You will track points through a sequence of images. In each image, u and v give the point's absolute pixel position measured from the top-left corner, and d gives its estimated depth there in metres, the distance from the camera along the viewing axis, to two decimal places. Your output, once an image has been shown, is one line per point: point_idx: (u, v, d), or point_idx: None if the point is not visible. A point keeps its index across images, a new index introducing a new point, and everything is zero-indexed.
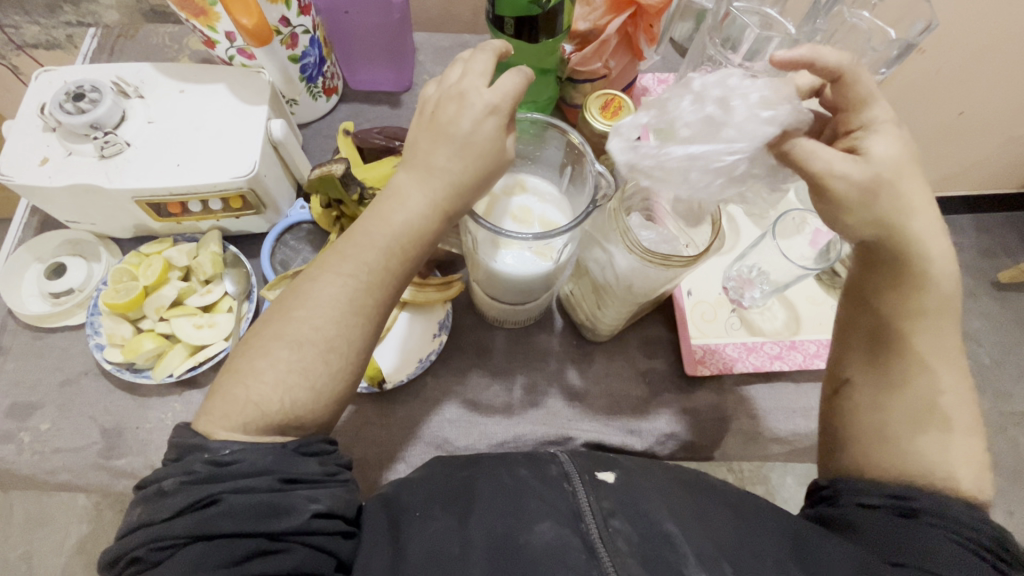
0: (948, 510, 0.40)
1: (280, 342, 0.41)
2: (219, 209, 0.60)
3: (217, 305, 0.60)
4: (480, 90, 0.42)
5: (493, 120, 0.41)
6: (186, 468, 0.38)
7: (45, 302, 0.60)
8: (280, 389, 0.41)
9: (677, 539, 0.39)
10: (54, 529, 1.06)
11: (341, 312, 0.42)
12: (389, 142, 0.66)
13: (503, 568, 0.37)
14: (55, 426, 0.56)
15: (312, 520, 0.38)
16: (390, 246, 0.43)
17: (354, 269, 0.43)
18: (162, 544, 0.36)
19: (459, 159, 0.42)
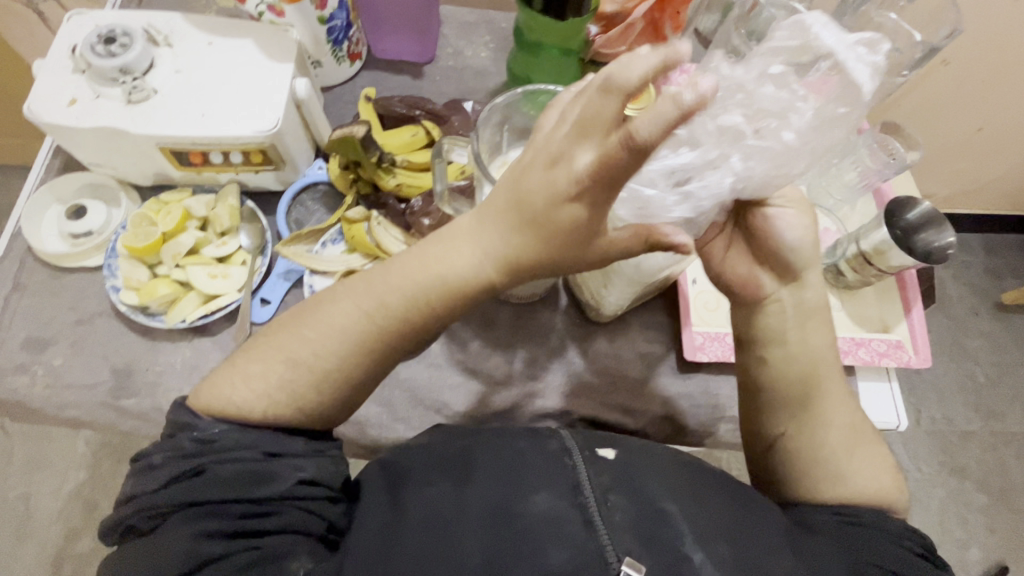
0: (886, 523, 0.45)
1: (279, 356, 0.44)
2: (239, 162, 0.60)
3: (232, 257, 0.61)
4: (576, 159, 0.35)
5: (572, 205, 0.36)
6: (175, 445, 0.41)
7: (64, 243, 0.62)
8: (263, 401, 0.43)
9: (675, 518, 0.40)
10: (54, 473, 1.13)
11: (343, 348, 0.44)
12: (409, 111, 0.67)
13: (499, 537, 0.40)
14: (68, 362, 0.58)
15: (296, 486, 0.42)
16: (421, 287, 0.43)
17: (366, 305, 0.44)
18: (154, 512, 0.39)
19: (526, 237, 0.39)
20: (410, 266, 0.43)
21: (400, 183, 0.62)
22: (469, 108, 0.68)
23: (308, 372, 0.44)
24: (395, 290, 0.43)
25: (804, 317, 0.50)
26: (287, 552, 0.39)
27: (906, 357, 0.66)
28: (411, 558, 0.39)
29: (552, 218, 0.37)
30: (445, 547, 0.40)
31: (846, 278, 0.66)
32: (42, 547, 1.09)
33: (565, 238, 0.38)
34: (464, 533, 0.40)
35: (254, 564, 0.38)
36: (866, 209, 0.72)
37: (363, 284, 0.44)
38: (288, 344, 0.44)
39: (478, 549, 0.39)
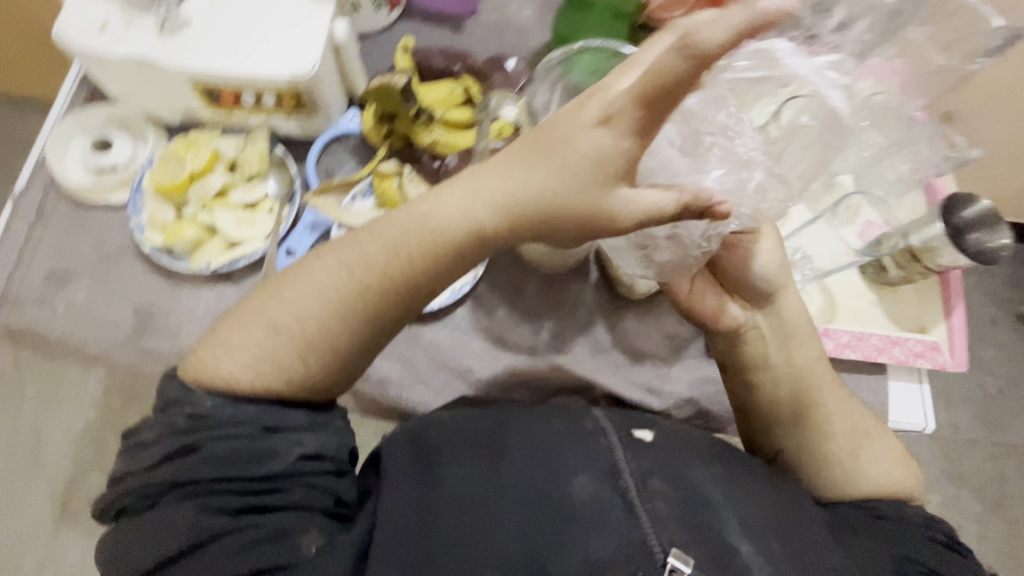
0: (906, 514, 0.47)
1: (260, 324, 0.43)
2: (272, 105, 0.58)
3: (259, 203, 0.59)
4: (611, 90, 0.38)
5: (607, 131, 0.39)
6: (168, 420, 0.41)
7: (89, 176, 0.60)
8: (249, 372, 0.42)
9: (717, 505, 0.43)
10: (63, 410, 1.14)
11: (325, 310, 0.42)
12: (449, 65, 0.64)
13: (542, 518, 0.42)
14: (91, 298, 0.57)
15: (297, 461, 0.41)
16: (421, 238, 0.42)
17: (352, 260, 0.43)
18: (152, 490, 0.39)
19: (556, 176, 0.40)
20: (405, 217, 0.43)
21: (436, 139, 0.60)
22: (511, 65, 0.64)
23: (290, 339, 0.42)
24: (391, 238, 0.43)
25: (785, 337, 0.55)
26: (295, 527, 0.39)
27: (941, 359, 0.64)
28: (460, 536, 0.41)
29: (575, 145, 0.39)
30: (488, 528, 0.41)
31: (889, 273, 0.64)
32: (53, 477, 1.12)
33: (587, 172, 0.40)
34: (506, 515, 0.42)
35: (261, 539, 0.38)
36: (913, 206, 0.68)
37: (354, 239, 0.44)
38: (270, 313, 0.43)
39: (521, 533, 0.41)
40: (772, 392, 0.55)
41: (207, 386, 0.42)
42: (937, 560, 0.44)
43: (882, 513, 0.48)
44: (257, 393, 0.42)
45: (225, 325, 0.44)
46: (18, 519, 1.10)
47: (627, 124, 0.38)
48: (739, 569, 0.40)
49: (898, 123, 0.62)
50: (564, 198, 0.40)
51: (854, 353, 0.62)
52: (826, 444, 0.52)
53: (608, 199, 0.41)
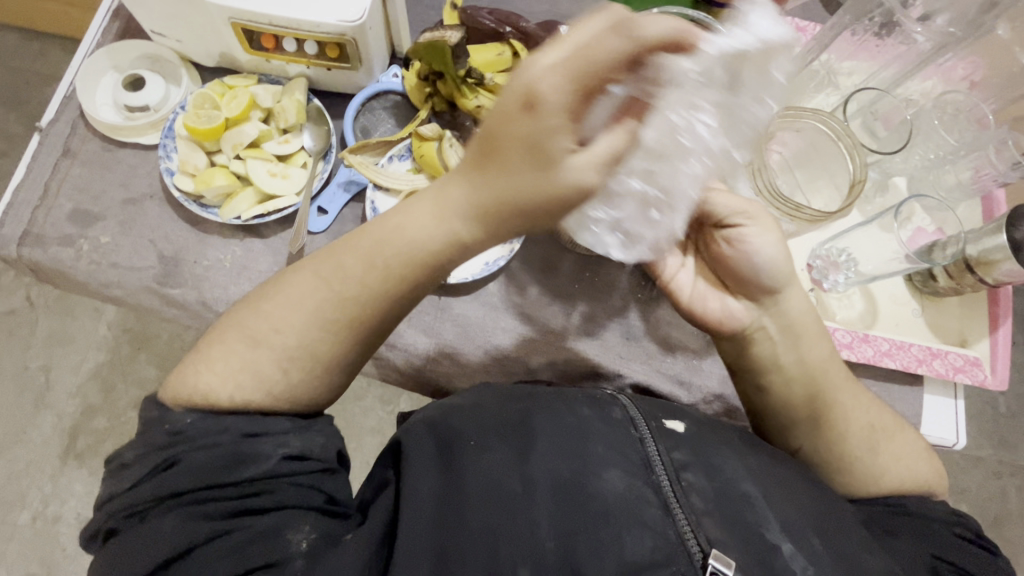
0: (930, 509, 0.47)
1: (239, 336, 0.43)
2: (313, 54, 0.55)
3: (293, 157, 0.57)
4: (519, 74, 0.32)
5: (528, 116, 0.32)
6: (149, 440, 0.41)
7: (118, 114, 0.58)
8: (230, 384, 0.42)
9: (757, 502, 0.42)
10: (74, 350, 1.14)
11: (304, 321, 0.43)
12: (498, 27, 0.59)
13: (571, 514, 0.41)
14: (115, 241, 0.55)
15: (282, 462, 0.42)
16: (385, 250, 0.41)
17: (326, 273, 0.42)
18: (136, 508, 0.39)
19: (507, 181, 0.35)
20: (372, 233, 0.42)
21: (480, 105, 0.56)
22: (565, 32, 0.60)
23: (272, 350, 0.43)
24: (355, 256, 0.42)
25: (803, 340, 0.51)
26: (283, 525, 0.40)
27: (982, 375, 0.61)
28: (483, 534, 0.40)
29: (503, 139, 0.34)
30: (517, 521, 0.41)
31: (937, 282, 0.61)
32: (59, 419, 1.12)
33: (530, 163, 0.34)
34: (535, 507, 0.41)
35: (252, 539, 0.38)
36: (969, 213, 0.63)
37: (321, 258, 0.43)
38: (251, 325, 0.43)
39: (550, 530, 0.40)
40: (785, 394, 0.51)
41: (189, 404, 0.42)
42: (968, 557, 0.44)
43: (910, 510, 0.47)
44: (236, 405, 0.43)
45: (207, 340, 0.44)
46: (21, 457, 1.10)
47: (561, 105, 0.31)
48: (782, 568, 0.39)
49: (968, 125, 0.61)
50: (514, 187, 0.35)
51: (894, 363, 0.60)
52: (859, 453, 0.49)
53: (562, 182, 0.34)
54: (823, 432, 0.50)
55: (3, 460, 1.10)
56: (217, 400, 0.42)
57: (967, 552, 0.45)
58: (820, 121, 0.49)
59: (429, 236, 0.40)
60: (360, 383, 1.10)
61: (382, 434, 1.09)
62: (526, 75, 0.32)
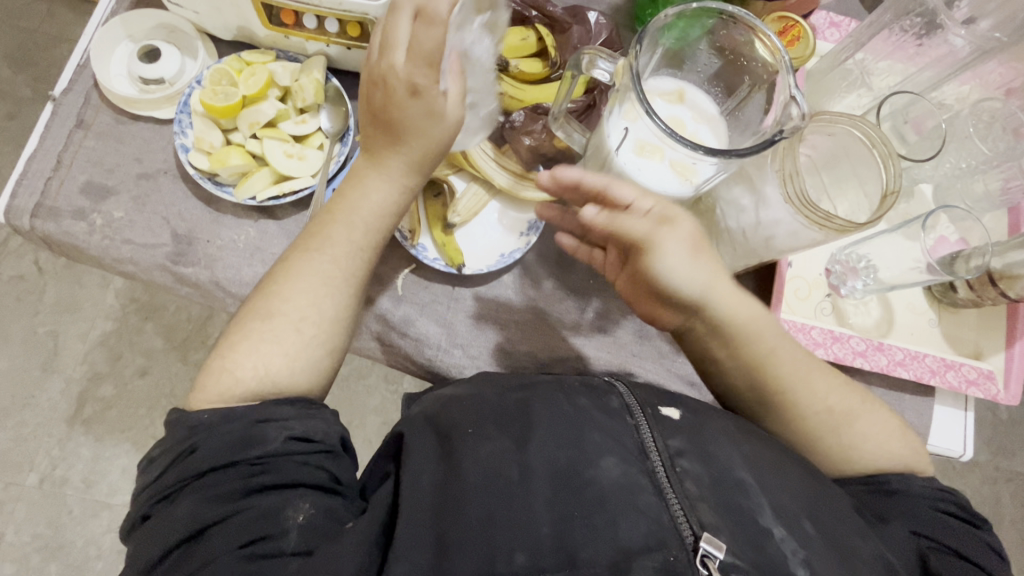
0: (912, 487, 0.47)
1: (254, 317, 0.46)
2: (333, 31, 0.54)
3: (309, 138, 0.56)
4: (396, 69, 0.44)
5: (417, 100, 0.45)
6: (172, 432, 0.43)
7: (133, 87, 0.57)
8: (253, 356, 0.45)
9: (752, 489, 0.41)
10: (82, 318, 1.15)
11: (314, 283, 0.47)
12: (523, 9, 0.58)
13: (567, 499, 0.40)
14: (128, 217, 0.55)
15: (288, 443, 0.42)
16: (346, 219, 0.48)
17: (312, 244, 0.48)
18: (160, 494, 0.41)
19: (421, 138, 0.47)
20: (337, 210, 0.49)
21: (504, 92, 0.57)
22: (593, 20, 0.59)
23: (284, 322, 0.46)
24: (321, 228, 0.48)
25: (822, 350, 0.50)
26: (281, 506, 0.40)
27: (995, 389, 0.60)
28: (478, 519, 0.40)
29: (403, 112, 0.45)
30: (514, 508, 0.40)
31: (957, 293, 0.61)
32: (66, 384, 1.13)
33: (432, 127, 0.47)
34: (531, 493, 0.41)
35: (255, 517, 0.39)
36: (994, 225, 0.62)
37: (300, 242, 0.49)
38: (262, 307, 0.46)
39: (546, 516, 0.40)
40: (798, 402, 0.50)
41: (219, 397, 0.44)
42: (950, 533, 0.45)
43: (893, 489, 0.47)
44: (257, 376, 0.44)
45: (229, 330, 0.47)
46: (28, 420, 1.11)
47: (432, 82, 0.45)
48: (777, 554, 0.38)
49: (1004, 134, 0.59)
50: (420, 137, 0.47)
51: (907, 373, 0.59)
52: (861, 450, 0.49)
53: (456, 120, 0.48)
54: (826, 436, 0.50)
55: (11, 423, 1.11)
56: (239, 384, 0.44)
57: (951, 530, 0.45)
58: (854, 126, 0.48)
59: (377, 197, 0.49)
60: (365, 363, 1.10)
61: (385, 414, 1.10)
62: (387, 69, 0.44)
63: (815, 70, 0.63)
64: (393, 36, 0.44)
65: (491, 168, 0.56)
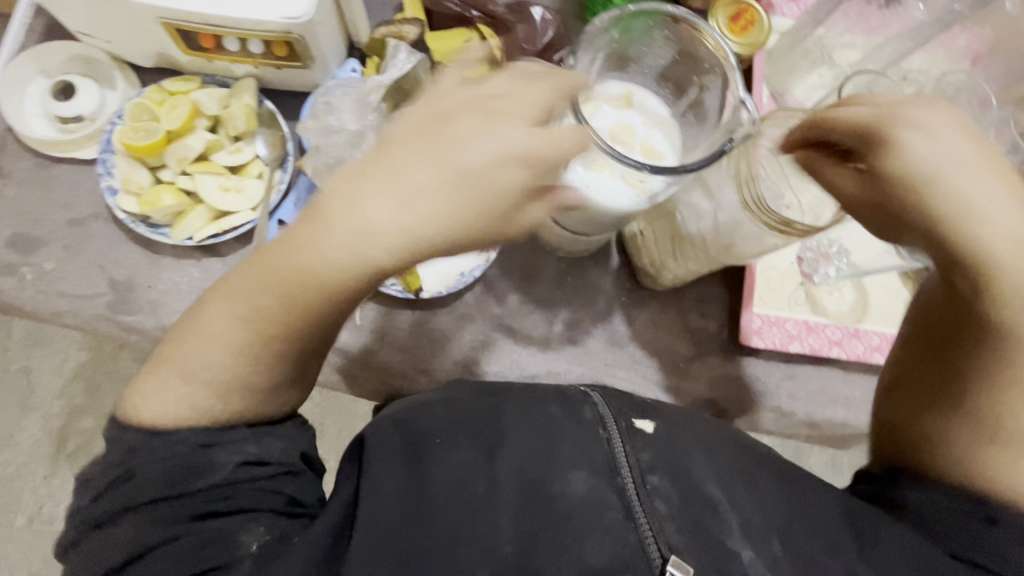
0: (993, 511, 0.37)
1: (173, 366, 0.39)
2: (259, 52, 0.50)
3: (246, 167, 0.53)
4: (515, 124, 0.32)
5: (515, 161, 0.32)
6: (108, 454, 0.39)
7: (51, 127, 0.53)
8: (171, 414, 0.39)
9: (722, 506, 0.39)
10: (53, 351, 1.11)
11: (234, 345, 0.38)
12: (464, 11, 0.55)
13: (534, 515, 0.39)
14: (61, 268, 0.51)
15: (238, 470, 0.38)
16: (288, 290, 0.34)
17: (239, 309, 0.37)
18: (98, 520, 0.37)
19: (448, 193, 0.31)
20: (280, 260, 0.34)
21: None
22: (539, 16, 0.55)
23: (204, 383, 0.39)
24: (258, 282, 0.35)
25: None
26: (236, 528, 0.37)
27: None
28: (441, 539, 0.38)
29: (457, 159, 0.31)
30: (478, 524, 0.38)
31: None
32: (45, 421, 1.10)
33: (476, 186, 0.31)
34: (497, 510, 0.39)
35: (203, 543, 0.36)
36: None
37: (229, 287, 0.37)
38: (183, 343, 0.39)
39: (511, 531, 0.38)
40: None
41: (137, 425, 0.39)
42: (961, 535, 0.37)
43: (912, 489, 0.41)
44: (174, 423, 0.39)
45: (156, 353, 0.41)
46: (11, 461, 1.08)
47: (517, 136, 0.32)
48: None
49: None
50: (436, 209, 0.31)
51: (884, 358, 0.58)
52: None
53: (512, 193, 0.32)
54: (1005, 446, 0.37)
55: None
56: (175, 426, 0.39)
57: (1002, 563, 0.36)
58: None
59: (335, 259, 0.32)
60: None
61: None
62: (496, 89, 0.33)
63: (776, 49, 0.60)
64: (503, 90, 0.33)
65: None
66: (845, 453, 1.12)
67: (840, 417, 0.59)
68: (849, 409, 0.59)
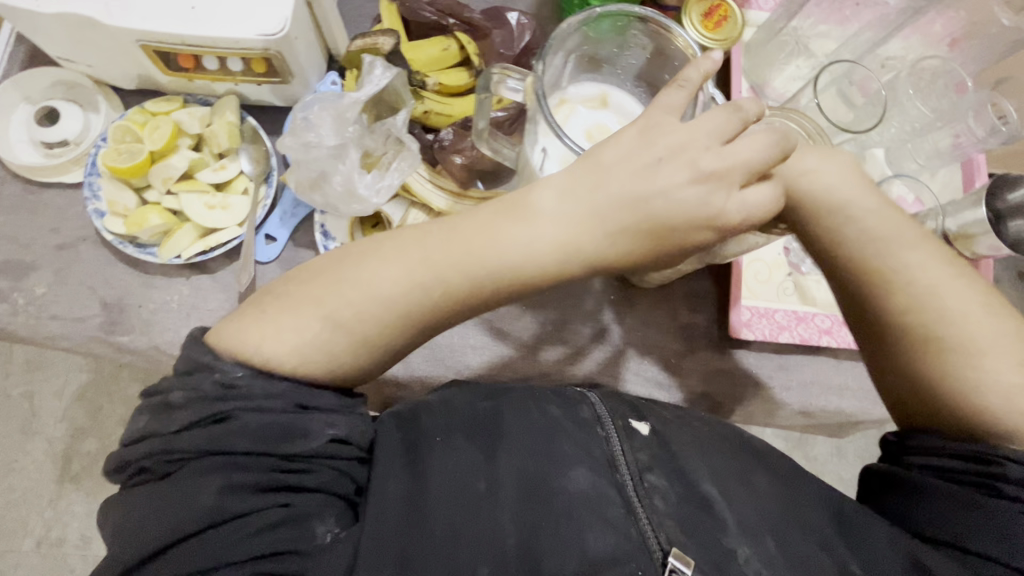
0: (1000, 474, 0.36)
1: (319, 308, 0.39)
2: (239, 70, 0.51)
3: (231, 184, 0.53)
4: (727, 190, 0.36)
5: (709, 225, 0.36)
6: (194, 386, 0.37)
7: (36, 152, 0.54)
8: (296, 356, 0.39)
9: (717, 505, 0.40)
10: (54, 374, 1.11)
11: (391, 313, 0.39)
12: (440, 19, 0.55)
13: (535, 511, 0.39)
14: (51, 291, 0.52)
15: (328, 445, 0.37)
16: (481, 270, 0.38)
17: (420, 273, 0.39)
18: (172, 455, 0.36)
19: (643, 235, 0.37)
20: (484, 242, 0.38)
21: (428, 110, 0.53)
22: (514, 20, 0.55)
23: (348, 336, 0.39)
24: (445, 257, 0.38)
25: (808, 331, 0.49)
26: (312, 512, 0.36)
27: None
28: (447, 538, 0.37)
29: (663, 212, 0.36)
30: (481, 522, 0.38)
31: None
32: (50, 444, 1.10)
33: (662, 235, 0.37)
34: (500, 506, 0.39)
35: (280, 522, 0.35)
36: (948, 180, 0.59)
37: (416, 255, 0.39)
38: (333, 289, 0.39)
39: (514, 528, 0.38)
40: None
41: (241, 358, 0.38)
42: (967, 520, 0.36)
43: (919, 464, 0.39)
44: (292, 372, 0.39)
45: (291, 286, 0.40)
46: (17, 485, 1.09)
47: (730, 201, 0.36)
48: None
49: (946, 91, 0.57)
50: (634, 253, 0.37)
51: None
52: (960, 362, 0.40)
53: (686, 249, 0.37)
54: (939, 354, 0.40)
55: None
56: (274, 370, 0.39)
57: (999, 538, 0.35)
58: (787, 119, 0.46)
59: (535, 253, 0.37)
60: None
61: None
62: (725, 144, 0.36)
63: (753, 42, 0.59)
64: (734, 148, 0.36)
65: (427, 191, 0.52)
66: (850, 441, 1.11)
67: (834, 405, 0.59)
68: (842, 397, 0.59)
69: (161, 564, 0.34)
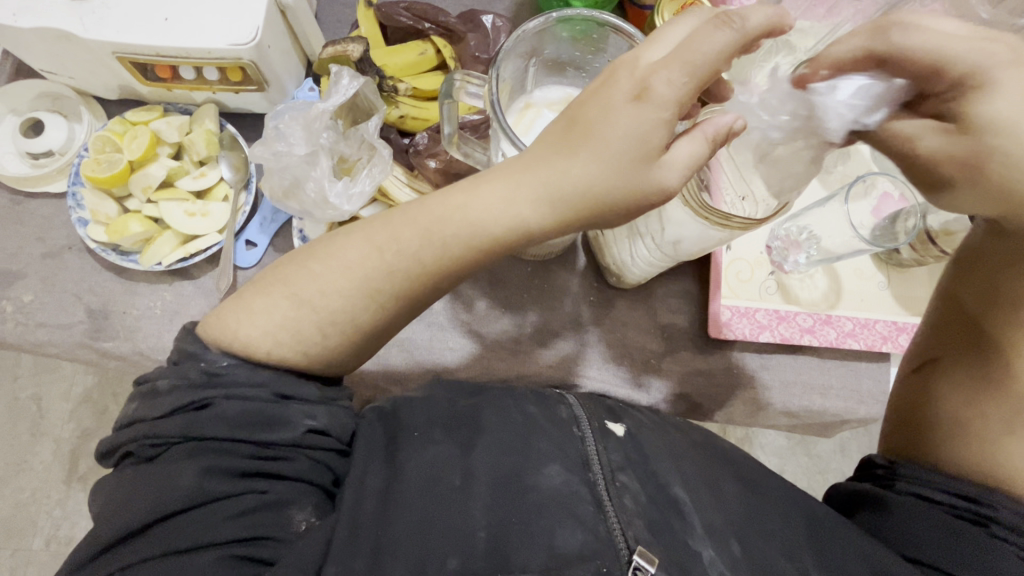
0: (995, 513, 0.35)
1: (290, 289, 0.41)
2: (215, 79, 0.51)
3: (211, 191, 0.55)
4: (636, 65, 0.32)
5: (635, 104, 0.31)
6: (180, 373, 0.38)
7: (23, 163, 0.55)
8: (269, 339, 0.40)
9: (685, 507, 0.40)
10: (61, 377, 1.14)
11: (354, 280, 0.40)
12: (416, 23, 0.55)
13: (505, 504, 0.39)
14: (38, 299, 0.53)
15: (306, 435, 0.38)
16: (441, 218, 0.38)
17: (391, 233, 0.40)
18: (155, 441, 0.37)
19: (585, 145, 0.33)
20: (446, 198, 0.39)
21: (404, 115, 0.54)
22: (490, 23, 0.55)
23: (315, 313, 0.40)
24: (413, 213, 0.40)
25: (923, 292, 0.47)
26: (290, 498, 0.37)
27: None
28: (415, 527, 0.37)
29: (588, 107, 0.33)
30: (449, 515, 0.38)
31: (902, 254, 0.59)
32: (57, 444, 1.12)
33: (591, 130, 0.33)
34: (471, 500, 0.38)
35: (257, 506, 0.35)
36: None
37: (387, 221, 0.40)
38: (308, 263, 0.41)
39: (485, 520, 0.38)
40: None
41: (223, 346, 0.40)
42: (944, 539, 0.36)
43: (909, 489, 0.39)
44: (273, 360, 0.40)
45: (279, 266, 0.43)
46: (25, 485, 1.11)
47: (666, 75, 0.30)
48: None
49: None
50: (582, 162, 0.33)
51: (858, 343, 0.57)
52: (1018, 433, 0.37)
53: (631, 128, 0.31)
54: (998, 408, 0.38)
55: (8, 490, 1.11)
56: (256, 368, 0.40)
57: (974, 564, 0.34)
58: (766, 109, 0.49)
59: (488, 192, 0.36)
60: None
61: None
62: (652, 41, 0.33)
63: None
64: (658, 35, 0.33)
65: (403, 195, 0.54)
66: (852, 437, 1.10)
67: (816, 405, 0.58)
68: (825, 397, 0.58)
69: (139, 544, 0.34)
